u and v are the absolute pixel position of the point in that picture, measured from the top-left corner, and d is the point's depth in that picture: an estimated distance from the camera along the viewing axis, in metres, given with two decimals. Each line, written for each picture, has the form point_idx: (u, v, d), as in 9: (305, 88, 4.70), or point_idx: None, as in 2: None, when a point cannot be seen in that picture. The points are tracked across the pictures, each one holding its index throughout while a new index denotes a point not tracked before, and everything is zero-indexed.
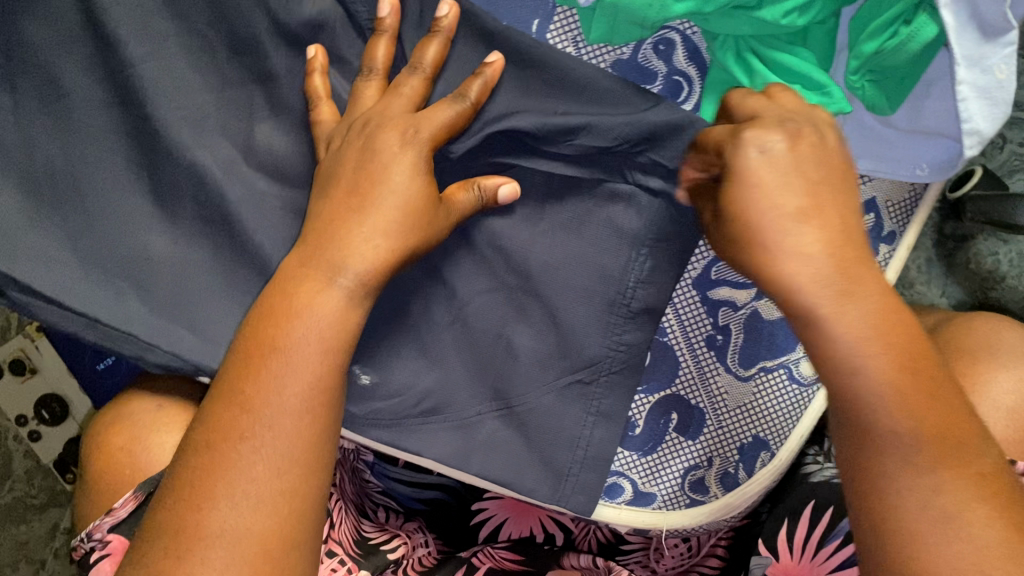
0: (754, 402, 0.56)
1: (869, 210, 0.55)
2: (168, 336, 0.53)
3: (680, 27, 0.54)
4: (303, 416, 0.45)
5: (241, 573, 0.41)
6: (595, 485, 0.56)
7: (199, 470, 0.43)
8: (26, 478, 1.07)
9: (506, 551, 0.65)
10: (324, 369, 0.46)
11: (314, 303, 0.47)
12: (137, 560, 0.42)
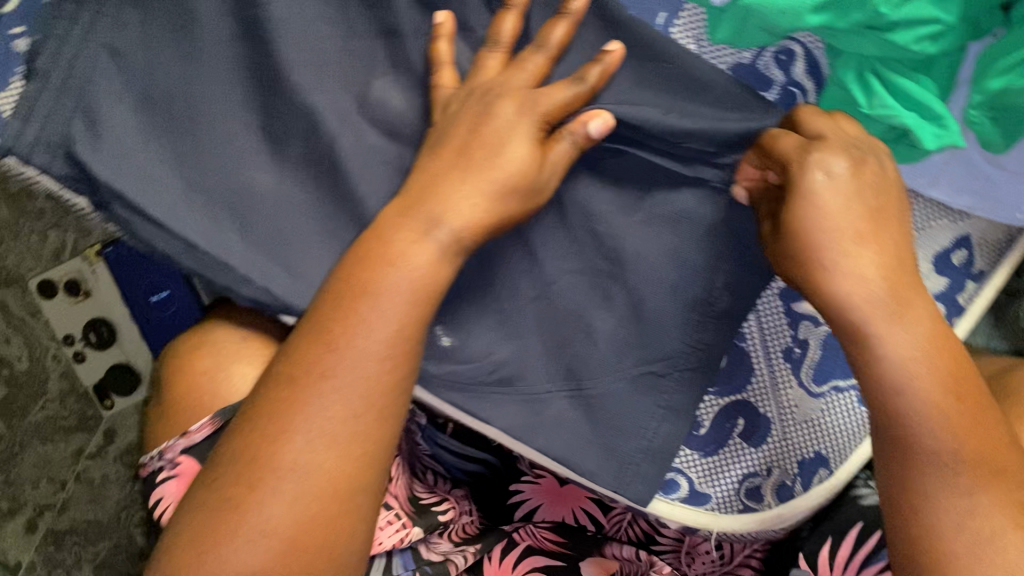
0: (821, 419, 0.56)
1: (962, 246, 0.56)
2: (262, 271, 0.54)
3: (804, 40, 0.54)
4: (385, 362, 0.45)
5: (306, 508, 0.42)
6: (655, 476, 0.57)
7: (278, 402, 0.44)
8: (59, 399, 1.08)
9: (547, 532, 0.66)
10: (412, 324, 0.46)
11: (412, 254, 0.46)
12: (209, 480, 0.43)
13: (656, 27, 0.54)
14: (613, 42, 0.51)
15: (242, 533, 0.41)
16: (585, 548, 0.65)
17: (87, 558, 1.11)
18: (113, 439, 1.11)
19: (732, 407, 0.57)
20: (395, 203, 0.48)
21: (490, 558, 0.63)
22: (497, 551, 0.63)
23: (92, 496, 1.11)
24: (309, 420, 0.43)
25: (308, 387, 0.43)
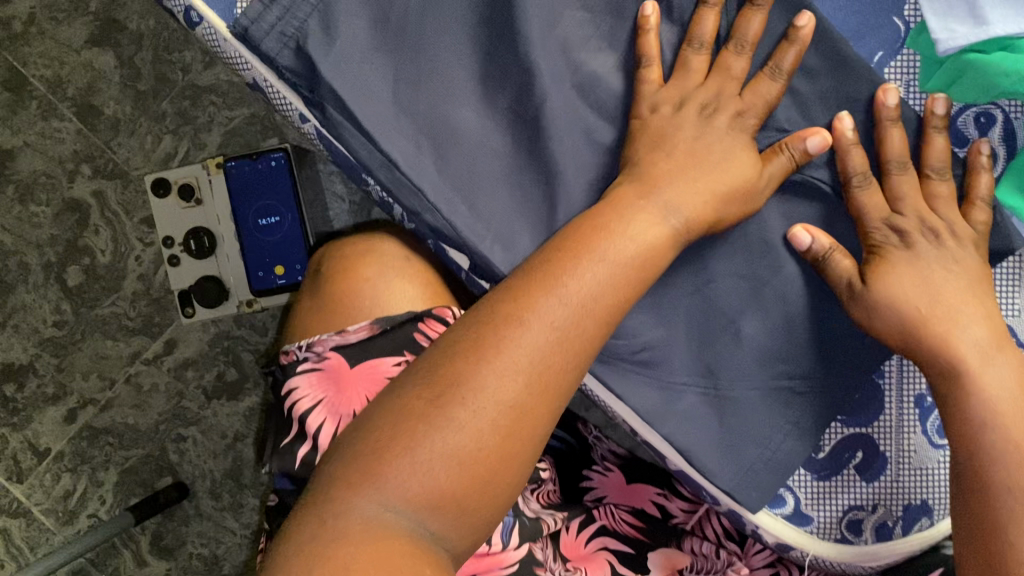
0: (936, 469, 0.58)
1: None
2: (447, 203, 0.56)
3: (1006, 108, 0.56)
4: (598, 323, 0.46)
5: (498, 435, 0.42)
6: (769, 485, 0.58)
7: (491, 329, 0.44)
8: (131, 299, 1.09)
9: (627, 514, 0.68)
10: (619, 297, 0.47)
11: (635, 226, 0.49)
12: (406, 392, 0.43)
13: (871, 63, 0.57)
14: (801, 15, 0.53)
15: (424, 449, 0.41)
16: (661, 538, 0.66)
17: (116, 461, 1.11)
18: (172, 350, 1.10)
19: (854, 439, 0.59)
20: (627, 184, 0.52)
21: (569, 529, 0.64)
22: (574, 524, 0.64)
23: (136, 400, 1.10)
24: (514, 356, 0.43)
25: (516, 322, 0.44)
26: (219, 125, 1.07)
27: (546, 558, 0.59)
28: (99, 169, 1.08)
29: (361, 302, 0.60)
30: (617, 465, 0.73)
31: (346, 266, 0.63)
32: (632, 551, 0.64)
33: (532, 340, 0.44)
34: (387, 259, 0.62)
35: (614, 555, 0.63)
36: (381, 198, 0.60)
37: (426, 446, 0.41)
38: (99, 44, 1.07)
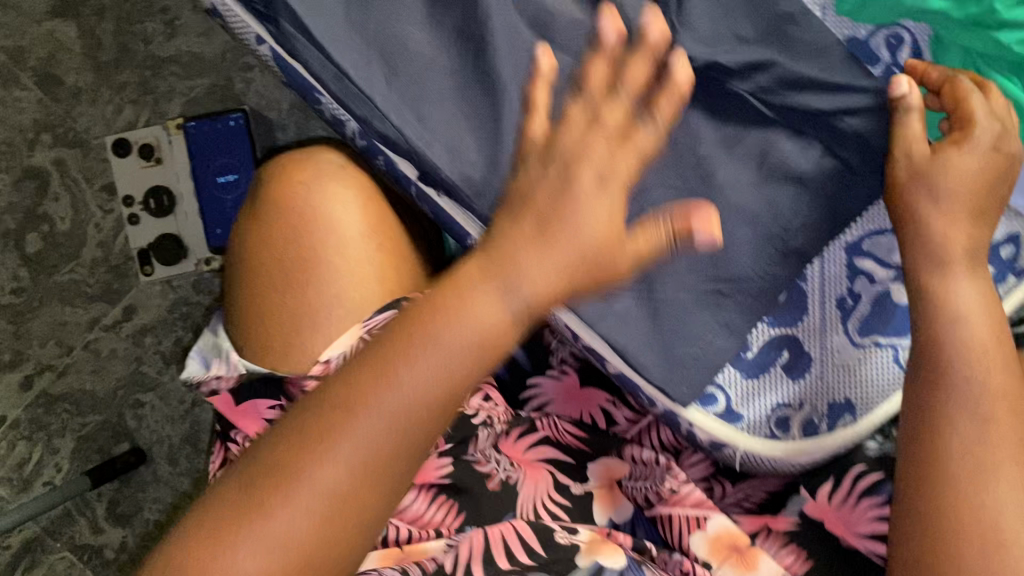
0: (858, 367, 0.61)
1: (1012, 243, 0.62)
2: (398, 113, 0.59)
3: (912, 29, 0.61)
4: (394, 427, 0.44)
5: (310, 522, 0.43)
6: (701, 381, 0.62)
7: (370, 359, 0.45)
8: (90, 266, 1.10)
9: (569, 424, 0.73)
10: (511, 310, 0.46)
11: (472, 307, 0.45)
12: (297, 415, 0.45)
13: None
14: None
15: (297, 496, 0.43)
16: (603, 447, 0.71)
17: (73, 428, 1.11)
18: (131, 316, 1.11)
19: (781, 339, 0.62)
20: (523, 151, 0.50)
21: (507, 434, 0.71)
22: (517, 431, 0.71)
23: (94, 366, 1.11)
24: (377, 409, 0.44)
25: (378, 381, 0.44)
26: (179, 95, 1.10)
27: (480, 456, 0.69)
28: (59, 138, 1.10)
29: (297, 201, 0.68)
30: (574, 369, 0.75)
31: (285, 172, 0.69)
32: (570, 461, 0.70)
33: (342, 447, 0.44)
34: (323, 165, 0.70)
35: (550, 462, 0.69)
36: (333, 118, 0.63)
37: (298, 493, 0.43)
38: (60, 16, 1.09)
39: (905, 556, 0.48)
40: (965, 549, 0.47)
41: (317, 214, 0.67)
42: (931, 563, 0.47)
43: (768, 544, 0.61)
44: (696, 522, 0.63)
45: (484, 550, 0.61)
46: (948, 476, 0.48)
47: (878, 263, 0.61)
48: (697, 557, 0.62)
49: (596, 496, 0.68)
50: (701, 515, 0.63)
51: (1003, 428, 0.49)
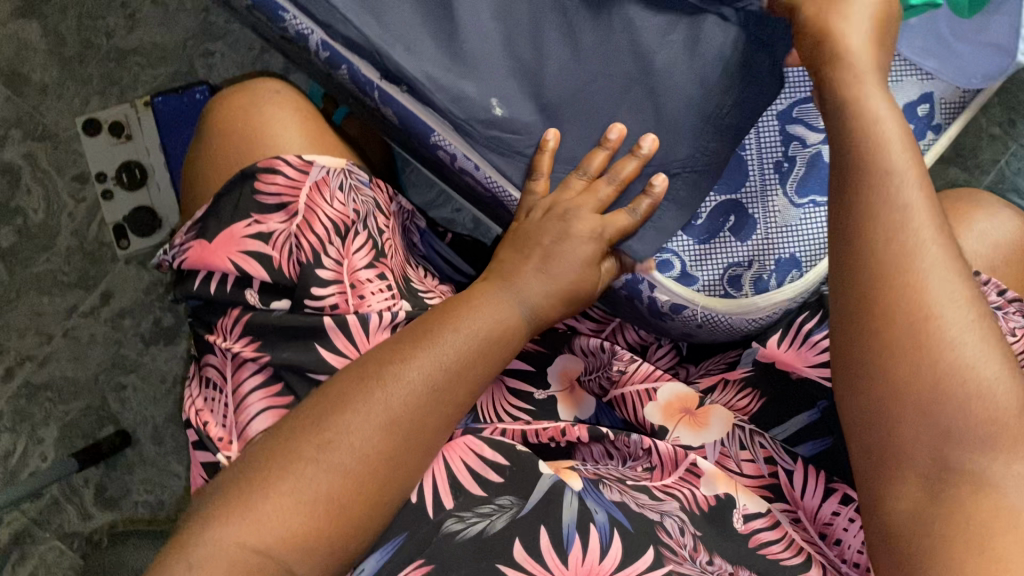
0: (799, 225, 0.67)
1: (927, 101, 0.68)
2: (358, 17, 0.64)
3: None
4: (422, 396, 0.54)
5: (308, 512, 0.49)
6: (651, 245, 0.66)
7: (364, 379, 0.54)
8: (66, 254, 1.13)
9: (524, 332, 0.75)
10: (456, 376, 0.55)
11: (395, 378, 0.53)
12: (294, 425, 0.53)
13: None
14: None
15: (356, 420, 0.52)
16: (559, 347, 0.74)
17: (57, 416, 1.13)
18: (108, 301, 1.14)
19: (726, 205, 0.68)
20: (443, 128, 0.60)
21: None
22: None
23: (74, 353, 1.13)
24: (362, 425, 0.52)
25: (370, 394, 0.53)
26: (144, 84, 1.14)
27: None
28: (29, 133, 1.13)
29: (236, 125, 0.68)
30: None
31: (227, 101, 0.70)
32: (531, 368, 0.72)
33: (363, 428, 0.52)
34: (261, 94, 0.70)
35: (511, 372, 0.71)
36: (297, 34, 0.67)
37: (362, 422, 0.52)
38: (24, 16, 1.13)
39: (877, 395, 0.47)
40: (927, 375, 0.46)
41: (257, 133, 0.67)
42: (900, 400, 0.46)
43: (723, 397, 0.68)
44: (648, 394, 0.67)
45: (450, 474, 0.58)
46: (897, 311, 0.47)
47: (808, 128, 0.67)
48: (654, 424, 0.66)
49: (561, 399, 0.71)
50: (652, 387, 0.67)
51: (924, 239, 0.49)
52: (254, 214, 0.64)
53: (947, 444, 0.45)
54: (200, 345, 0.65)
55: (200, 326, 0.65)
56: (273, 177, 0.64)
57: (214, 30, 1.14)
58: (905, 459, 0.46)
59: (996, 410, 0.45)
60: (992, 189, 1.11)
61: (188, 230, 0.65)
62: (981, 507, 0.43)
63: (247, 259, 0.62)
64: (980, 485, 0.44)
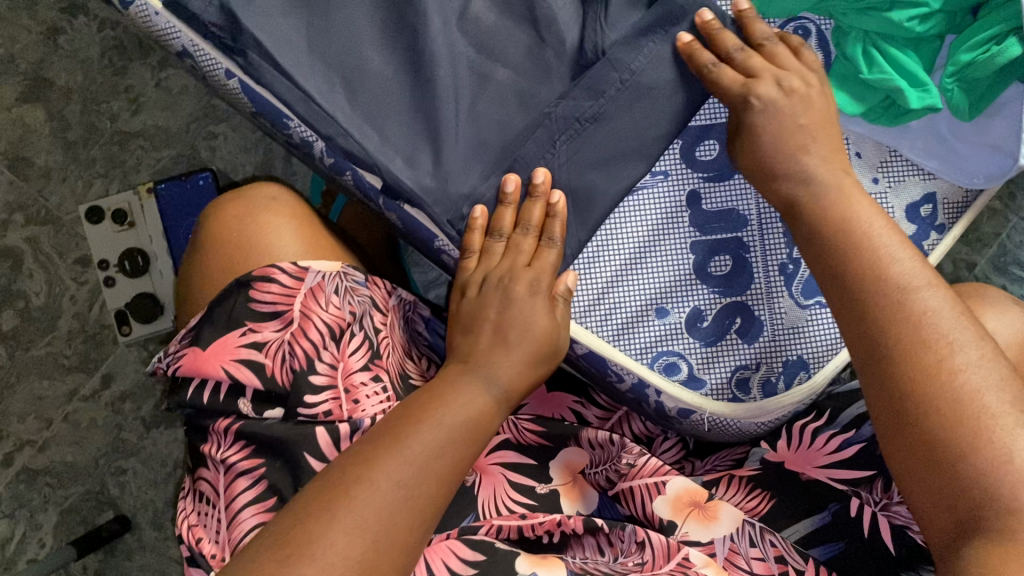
0: (806, 327, 0.66)
1: (929, 202, 0.69)
2: (360, 131, 0.64)
3: (816, 21, 0.69)
4: (423, 480, 0.51)
5: None
6: (644, 340, 0.67)
7: (364, 450, 0.52)
8: (67, 337, 1.13)
9: (528, 420, 0.72)
10: (448, 460, 0.53)
11: (391, 455, 0.51)
12: (287, 513, 0.49)
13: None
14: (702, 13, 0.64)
15: (367, 505, 0.48)
16: (562, 436, 0.71)
17: (55, 501, 1.11)
18: (109, 385, 1.13)
19: (732, 307, 0.67)
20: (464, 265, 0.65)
21: None
22: None
23: (74, 437, 1.12)
24: (364, 509, 0.48)
25: (366, 477, 0.49)
26: (147, 167, 1.15)
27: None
28: (32, 217, 1.14)
29: (227, 230, 0.65)
30: None
31: (220, 208, 0.67)
32: (532, 462, 0.71)
33: (366, 506, 0.48)
34: (254, 198, 0.68)
35: (510, 466, 0.70)
36: (301, 140, 0.68)
37: (368, 506, 0.48)
38: (29, 101, 1.14)
39: (918, 452, 0.49)
40: (960, 440, 0.47)
41: (247, 240, 0.64)
42: (946, 455, 0.48)
43: (726, 494, 0.65)
44: (656, 488, 0.65)
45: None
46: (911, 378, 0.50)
47: None
48: (662, 518, 0.64)
49: (562, 494, 0.69)
50: (661, 480, 0.65)
51: (945, 315, 0.51)
52: (251, 322, 0.61)
53: (974, 510, 0.46)
54: (192, 453, 0.62)
55: (191, 433, 0.62)
56: (267, 285, 0.60)
57: (218, 112, 1.15)
58: (933, 526, 0.48)
59: (1010, 465, 0.46)
60: (995, 266, 1.08)
61: (181, 336, 0.62)
62: (1000, 554, 0.44)
63: (240, 367, 0.59)
64: (1001, 537, 0.45)
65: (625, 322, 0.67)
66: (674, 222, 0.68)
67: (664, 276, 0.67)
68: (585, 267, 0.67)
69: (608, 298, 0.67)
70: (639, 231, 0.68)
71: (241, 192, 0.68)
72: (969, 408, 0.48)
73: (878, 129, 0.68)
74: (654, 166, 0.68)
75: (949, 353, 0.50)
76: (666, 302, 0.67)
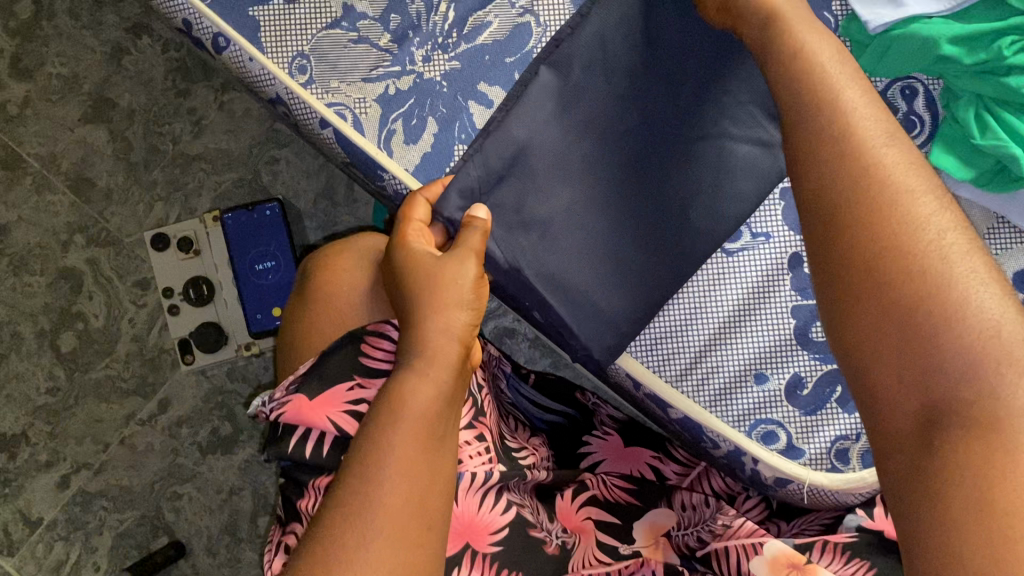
0: None
1: None
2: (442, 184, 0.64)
3: (925, 81, 0.68)
4: (415, 443, 0.48)
5: None
6: (747, 409, 0.65)
7: (367, 431, 0.49)
8: (126, 359, 1.12)
9: (616, 479, 0.73)
10: (434, 421, 0.50)
11: (386, 428, 0.49)
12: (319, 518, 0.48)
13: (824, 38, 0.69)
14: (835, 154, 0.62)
15: (379, 482, 0.47)
16: (653, 499, 0.72)
17: (111, 525, 1.11)
18: (166, 409, 1.12)
19: (833, 375, 0.65)
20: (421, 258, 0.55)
21: (563, 494, 0.70)
22: (569, 491, 0.70)
23: (131, 461, 1.12)
24: (379, 488, 0.47)
25: (373, 460, 0.48)
26: (208, 190, 1.14)
27: (527, 505, 0.66)
28: (92, 238, 1.13)
29: (333, 289, 0.64)
30: (615, 429, 0.79)
31: (324, 264, 0.66)
32: (616, 521, 0.69)
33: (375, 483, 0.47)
34: (359, 250, 0.67)
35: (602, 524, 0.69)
36: (395, 192, 0.66)
37: (379, 483, 0.47)
38: (92, 121, 1.14)
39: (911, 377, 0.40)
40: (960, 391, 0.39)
41: (355, 295, 0.64)
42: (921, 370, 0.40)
43: (825, 560, 0.63)
44: (753, 547, 0.64)
45: None
46: (877, 244, 0.42)
47: None
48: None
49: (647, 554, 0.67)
50: (758, 540, 0.65)
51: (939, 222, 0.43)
52: (359, 376, 0.60)
53: (957, 413, 0.39)
54: (286, 508, 0.60)
55: (287, 487, 0.61)
56: (381, 341, 0.60)
57: (280, 137, 1.14)
58: (893, 418, 0.41)
59: (993, 347, 0.39)
60: None
61: (290, 381, 0.60)
62: (978, 451, 0.37)
63: (350, 421, 0.58)
64: (1006, 511, 0.35)
65: (722, 389, 0.66)
66: (775, 285, 0.66)
67: (763, 342, 0.65)
68: (683, 332, 0.66)
69: (704, 362, 0.66)
70: (738, 294, 0.66)
71: (343, 246, 0.67)
72: (931, 268, 0.41)
73: (986, 195, 0.66)
74: (755, 226, 0.66)
75: (933, 207, 0.43)
76: (764, 368, 0.65)
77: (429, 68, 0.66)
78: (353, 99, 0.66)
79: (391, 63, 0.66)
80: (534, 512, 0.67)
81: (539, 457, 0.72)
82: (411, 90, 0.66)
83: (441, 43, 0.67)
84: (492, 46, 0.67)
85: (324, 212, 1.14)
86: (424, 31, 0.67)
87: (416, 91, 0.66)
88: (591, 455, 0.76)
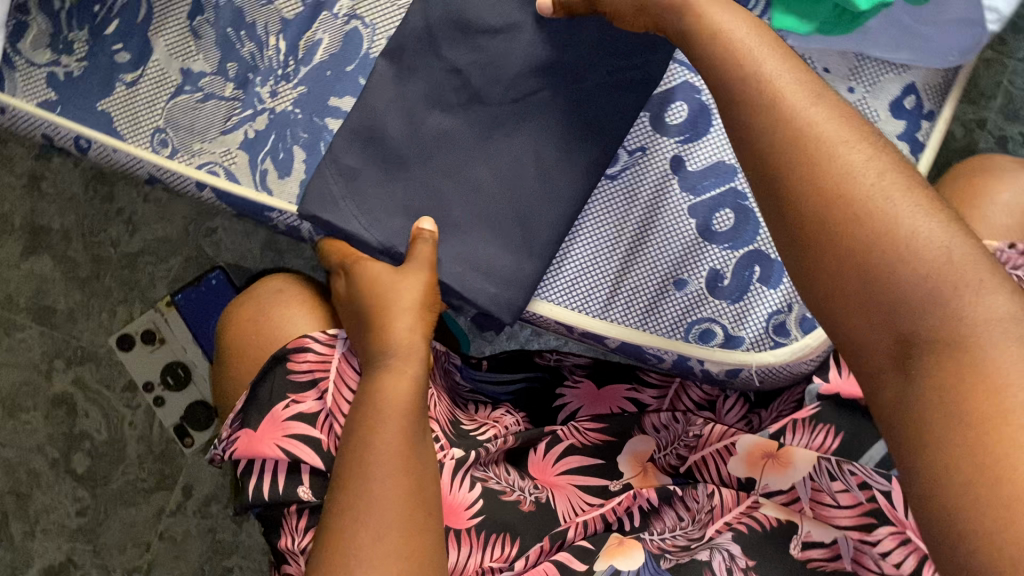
0: None
1: (910, 93, 0.67)
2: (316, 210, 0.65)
3: None
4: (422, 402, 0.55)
5: (390, 531, 0.48)
6: (677, 317, 0.67)
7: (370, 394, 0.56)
8: (139, 460, 1.16)
9: (587, 422, 0.73)
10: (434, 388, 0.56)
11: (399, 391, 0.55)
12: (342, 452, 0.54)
13: None
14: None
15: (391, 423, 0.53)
16: (625, 430, 0.72)
17: None
18: (190, 494, 1.16)
19: (748, 258, 0.66)
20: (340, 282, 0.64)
21: (536, 450, 0.71)
22: (544, 444, 0.71)
23: (176, 552, 1.16)
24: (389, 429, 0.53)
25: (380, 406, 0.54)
26: (161, 280, 1.16)
27: (492, 476, 0.67)
28: (71, 359, 1.17)
29: (250, 335, 0.67)
30: (585, 373, 0.80)
31: (235, 318, 0.68)
32: (602, 461, 0.70)
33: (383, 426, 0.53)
34: (265, 294, 0.68)
35: (578, 469, 0.69)
36: (288, 225, 0.69)
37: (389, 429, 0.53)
38: (34, 252, 1.17)
39: (821, 280, 0.41)
40: (865, 250, 0.39)
41: (270, 338, 0.65)
42: (843, 274, 0.40)
43: (797, 438, 0.64)
44: (728, 450, 0.65)
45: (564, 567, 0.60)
46: (811, 187, 0.42)
47: None
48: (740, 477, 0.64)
49: (636, 485, 0.69)
50: (729, 442, 0.65)
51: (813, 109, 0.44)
52: (291, 393, 0.61)
53: (896, 320, 0.38)
54: (275, 552, 0.63)
55: (268, 532, 0.63)
56: (303, 354, 0.62)
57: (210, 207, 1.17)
58: (857, 343, 0.40)
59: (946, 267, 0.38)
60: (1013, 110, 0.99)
61: (230, 421, 0.63)
62: (947, 369, 0.36)
63: (297, 444, 0.60)
64: (960, 353, 0.36)
65: (649, 303, 0.67)
66: (665, 195, 0.68)
67: (673, 248, 0.67)
68: (594, 265, 0.68)
69: (625, 285, 0.67)
70: (636, 214, 0.68)
71: (247, 295, 0.69)
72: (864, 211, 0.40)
73: (837, 40, 0.66)
74: (629, 145, 0.68)
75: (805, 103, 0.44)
76: (682, 273, 0.67)
77: (280, 101, 0.69)
78: (218, 154, 0.68)
79: (243, 109, 0.69)
80: (505, 477, 0.68)
81: (502, 428, 0.71)
82: (270, 127, 0.68)
83: (283, 74, 0.69)
84: (331, 60, 0.69)
85: (273, 263, 1.16)
86: (264, 69, 0.69)
87: (274, 126, 0.68)
88: (567, 406, 0.78)
